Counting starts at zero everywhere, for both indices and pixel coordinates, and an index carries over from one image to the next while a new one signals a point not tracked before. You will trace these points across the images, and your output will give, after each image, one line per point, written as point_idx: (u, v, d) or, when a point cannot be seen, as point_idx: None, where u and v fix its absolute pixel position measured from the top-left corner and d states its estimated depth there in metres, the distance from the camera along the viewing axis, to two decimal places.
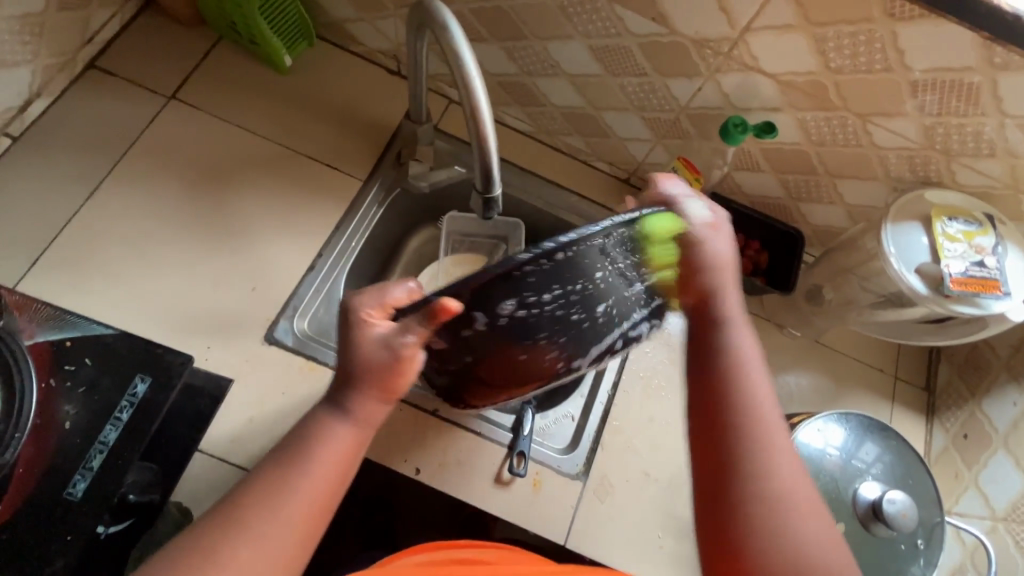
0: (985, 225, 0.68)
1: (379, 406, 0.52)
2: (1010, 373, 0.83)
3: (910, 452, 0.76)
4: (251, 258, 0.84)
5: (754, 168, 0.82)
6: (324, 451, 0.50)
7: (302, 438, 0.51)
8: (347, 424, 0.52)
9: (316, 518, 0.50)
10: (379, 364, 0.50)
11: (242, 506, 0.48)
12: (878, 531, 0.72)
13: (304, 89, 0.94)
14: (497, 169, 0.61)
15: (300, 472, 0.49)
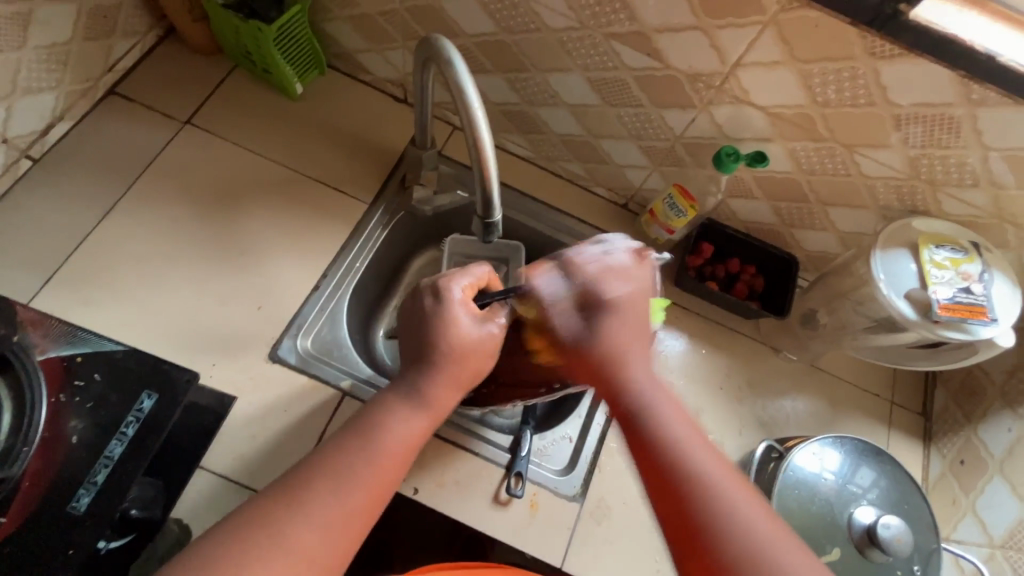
0: (971, 253, 0.70)
1: (445, 397, 0.57)
2: (1006, 400, 0.83)
3: (907, 477, 0.76)
4: (257, 277, 0.86)
5: (747, 195, 0.84)
6: (395, 433, 0.54)
7: (375, 422, 0.54)
8: (416, 408, 0.56)
9: (379, 500, 0.51)
10: (473, 342, 0.59)
11: (305, 485, 0.49)
12: (873, 556, 0.72)
13: (314, 115, 0.98)
14: (498, 195, 0.64)
15: (371, 452, 0.52)
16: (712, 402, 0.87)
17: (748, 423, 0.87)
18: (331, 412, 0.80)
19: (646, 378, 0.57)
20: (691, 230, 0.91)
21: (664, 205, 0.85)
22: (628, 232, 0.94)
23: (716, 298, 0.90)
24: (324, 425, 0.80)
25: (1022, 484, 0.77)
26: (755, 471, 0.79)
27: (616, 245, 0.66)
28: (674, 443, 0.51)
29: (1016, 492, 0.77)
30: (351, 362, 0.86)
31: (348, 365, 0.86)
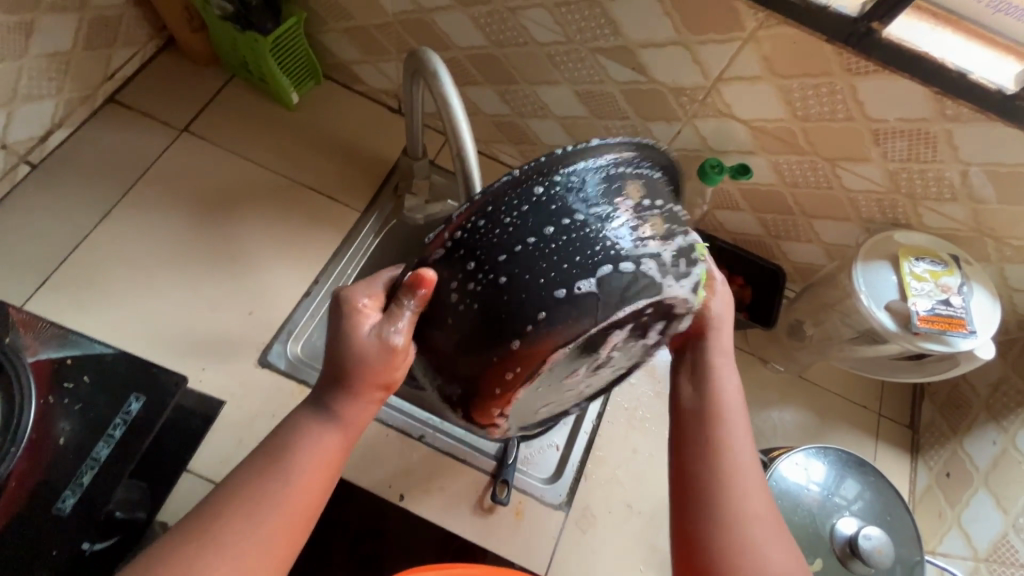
0: (950, 266, 0.71)
1: (359, 411, 0.51)
2: (990, 413, 0.82)
3: (891, 489, 0.76)
4: (250, 282, 0.87)
5: (733, 207, 0.86)
6: (306, 458, 0.49)
7: (282, 445, 0.50)
8: (327, 424, 0.50)
9: (297, 528, 0.48)
10: (371, 357, 0.48)
11: (217, 521, 0.46)
12: (856, 568, 0.71)
13: (310, 124, 1.00)
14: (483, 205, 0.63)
15: (283, 474, 0.48)
16: None
17: None
18: None
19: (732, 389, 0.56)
20: None
21: None
22: None
23: None
24: None
25: (1004, 496, 0.76)
26: None
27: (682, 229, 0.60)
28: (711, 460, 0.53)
29: (1001, 506, 0.76)
30: None
31: None
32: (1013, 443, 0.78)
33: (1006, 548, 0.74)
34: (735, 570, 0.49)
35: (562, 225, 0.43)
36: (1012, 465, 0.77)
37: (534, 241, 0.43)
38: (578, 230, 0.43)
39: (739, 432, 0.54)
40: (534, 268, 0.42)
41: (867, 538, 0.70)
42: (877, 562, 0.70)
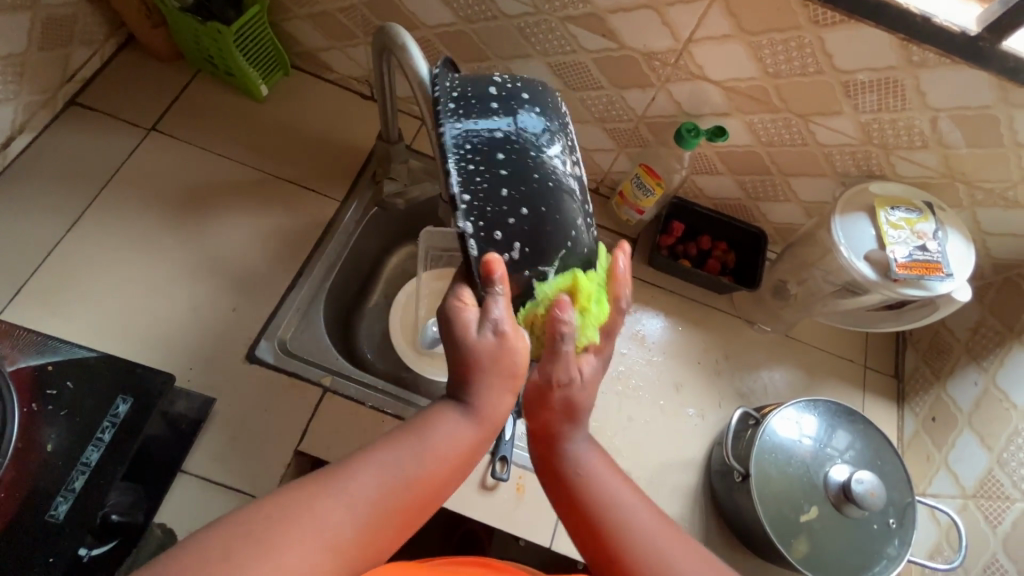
0: (925, 213, 0.72)
1: (497, 407, 0.51)
2: (970, 355, 0.85)
3: (878, 434, 0.79)
4: (233, 279, 0.86)
5: (712, 171, 0.87)
6: (441, 442, 0.49)
7: (422, 421, 0.50)
8: (464, 419, 0.50)
9: (419, 507, 0.47)
10: (488, 349, 0.49)
11: (357, 477, 0.46)
12: (851, 513, 0.73)
13: (282, 116, 0.98)
14: None
15: (418, 453, 0.48)
16: (692, 376, 0.89)
17: (728, 395, 0.89)
18: (312, 409, 0.81)
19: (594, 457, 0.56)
20: (661, 210, 0.93)
21: (632, 185, 0.87)
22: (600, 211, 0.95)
23: (689, 275, 0.92)
24: (305, 422, 0.80)
25: (989, 434, 0.78)
26: (733, 439, 0.80)
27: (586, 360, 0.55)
28: (623, 527, 0.52)
29: (985, 443, 0.78)
30: (331, 358, 0.86)
31: (326, 361, 0.85)
32: (994, 382, 0.80)
33: (993, 483, 0.76)
34: None
35: (513, 174, 0.50)
36: (994, 404, 0.79)
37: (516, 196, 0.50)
38: (523, 161, 0.51)
39: (630, 499, 0.54)
40: (540, 223, 0.51)
41: (859, 482, 0.72)
42: (871, 505, 0.72)
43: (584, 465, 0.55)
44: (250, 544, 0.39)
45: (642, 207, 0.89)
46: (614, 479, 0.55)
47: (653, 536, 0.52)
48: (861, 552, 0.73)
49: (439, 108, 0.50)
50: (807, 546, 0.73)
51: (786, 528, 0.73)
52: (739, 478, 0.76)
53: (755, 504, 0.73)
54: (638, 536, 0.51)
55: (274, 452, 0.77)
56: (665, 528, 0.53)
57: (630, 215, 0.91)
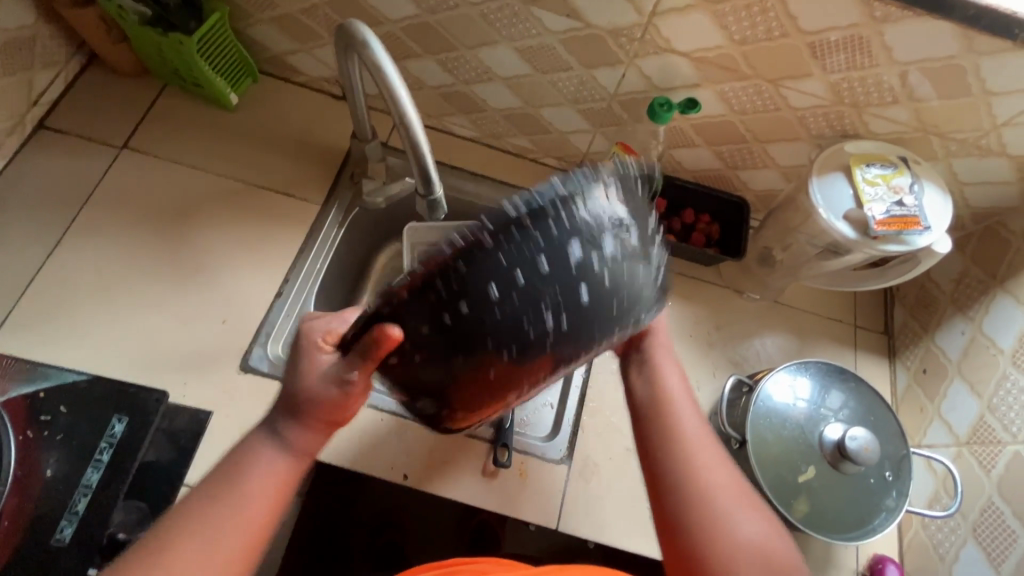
0: (900, 167, 0.72)
1: (313, 435, 0.53)
2: (957, 305, 0.86)
3: (870, 390, 0.80)
4: (220, 292, 0.85)
5: (689, 143, 0.87)
6: (263, 463, 0.52)
7: (245, 450, 0.52)
8: (278, 451, 0.52)
9: (258, 527, 0.50)
10: (329, 399, 0.51)
11: (174, 541, 0.47)
12: (847, 469, 0.75)
13: (255, 124, 0.97)
14: (435, 169, 0.66)
15: (237, 496, 0.50)
16: (685, 349, 0.89)
17: (722, 365, 0.89)
18: None
19: (671, 373, 0.62)
20: None
21: None
22: None
23: (674, 250, 0.92)
24: None
25: (978, 381, 0.80)
26: (728, 407, 0.81)
27: None
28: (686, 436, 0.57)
29: (975, 390, 0.80)
30: None
31: None
32: (981, 331, 0.81)
33: (984, 429, 0.77)
34: (715, 524, 0.53)
35: (504, 309, 0.38)
36: (981, 352, 0.80)
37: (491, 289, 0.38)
38: (520, 326, 0.38)
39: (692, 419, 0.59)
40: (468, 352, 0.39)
41: (853, 439, 0.73)
42: (865, 460, 0.73)
43: (662, 377, 0.61)
44: None
45: None
46: (684, 396, 0.61)
47: (705, 452, 0.57)
48: (859, 507, 0.75)
49: (533, 194, 0.37)
50: (808, 506, 0.74)
51: (785, 489, 0.74)
52: (737, 444, 0.77)
53: (753, 468, 0.74)
54: (700, 451, 0.57)
55: None
56: (722, 455, 0.58)
57: None
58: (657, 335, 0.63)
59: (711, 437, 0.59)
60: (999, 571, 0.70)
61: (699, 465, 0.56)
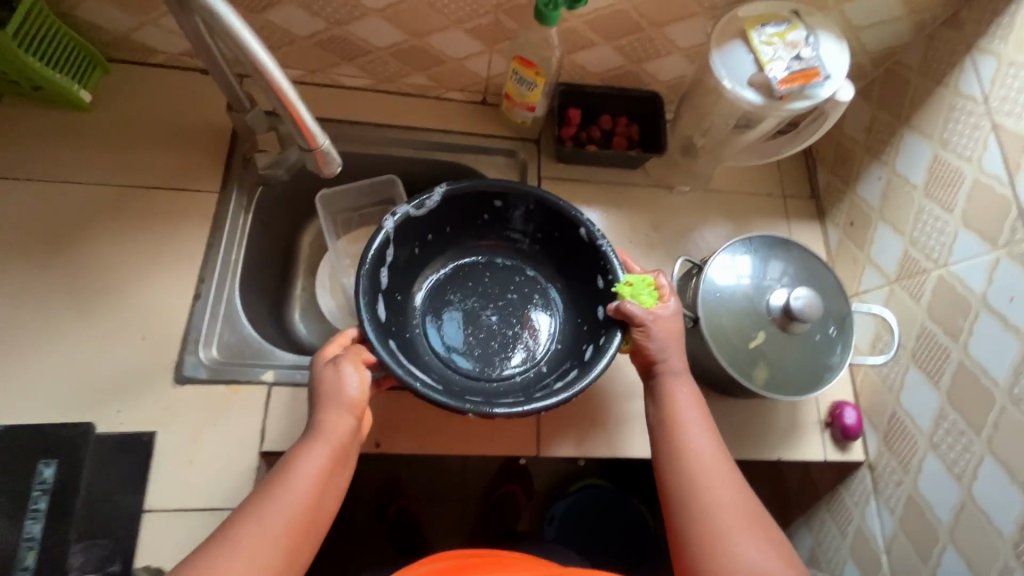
0: (794, 22, 0.70)
1: (335, 422, 0.63)
2: (871, 154, 0.88)
3: (805, 253, 0.83)
4: (129, 308, 0.78)
5: (587, 44, 0.83)
6: (299, 473, 0.60)
7: (286, 464, 0.61)
8: (315, 445, 0.62)
9: (302, 532, 0.59)
10: (326, 382, 0.65)
11: (236, 530, 0.57)
12: (796, 329, 0.77)
13: (120, 118, 0.87)
14: (311, 118, 0.60)
15: (285, 488, 0.59)
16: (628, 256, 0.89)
17: (667, 263, 0.90)
18: (263, 409, 0.77)
19: (691, 410, 0.68)
20: (553, 102, 0.90)
21: (515, 83, 0.84)
22: (496, 123, 0.95)
23: (599, 158, 0.90)
24: (261, 425, 0.77)
25: (898, 220, 0.83)
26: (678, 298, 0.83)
27: (664, 310, 0.71)
28: (699, 467, 0.65)
29: (898, 229, 0.83)
30: (267, 354, 0.82)
31: (266, 358, 0.82)
32: (895, 172, 0.84)
33: (911, 263, 0.80)
34: (713, 541, 0.61)
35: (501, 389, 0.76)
36: (898, 191, 0.83)
37: (475, 284, 0.87)
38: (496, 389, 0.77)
39: (710, 453, 0.66)
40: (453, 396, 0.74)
41: (797, 299, 0.76)
42: (810, 317, 0.76)
43: (678, 409, 0.68)
44: None
45: (532, 103, 0.87)
46: (704, 430, 0.67)
47: (716, 482, 0.64)
48: (812, 363, 0.78)
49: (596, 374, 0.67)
50: (766, 371, 0.77)
51: (742, 362, 0.77)
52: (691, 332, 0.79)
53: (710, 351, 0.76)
54: (710, 475, 0.64)
55: (239, 463, 0.74)
56: (732, 481, 0.64)
57: (523, 115, 0.89)
58: (670, 356, 0.70)
59: (723, 464, 0.65)
60: (938, 386, 0.75)
61: (711, 494, 0.63)
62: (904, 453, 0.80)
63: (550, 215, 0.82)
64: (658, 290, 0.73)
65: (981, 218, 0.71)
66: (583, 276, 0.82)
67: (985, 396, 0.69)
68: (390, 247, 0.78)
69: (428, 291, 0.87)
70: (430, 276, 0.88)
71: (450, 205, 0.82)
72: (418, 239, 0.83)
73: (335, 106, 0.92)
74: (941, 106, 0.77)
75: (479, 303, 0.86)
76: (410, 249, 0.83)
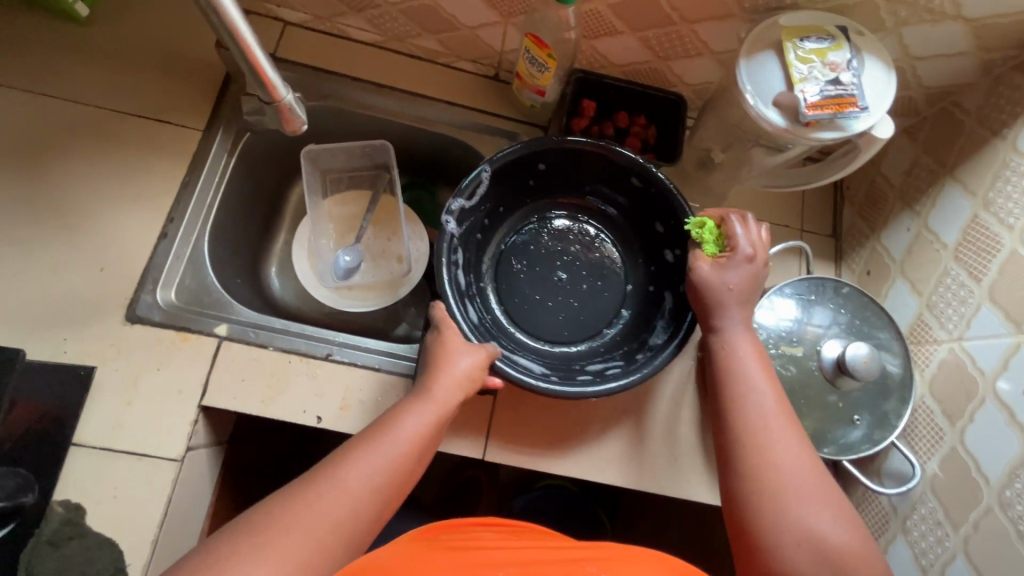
0: (839, 40, 0.61)
1: (449, 392, 0.64)
2: (904, 201, 0.80)
3: (864, 298, 0.74)
4: (93, 237, 0.76)
5: (610, 31, 0.76)
6: (404, 431, 0.59)
7: (391, 420, 0.61)
8: (422, 408, 0.62)
9: (399, 489, 0.57)
10: (450, 352, 0.66)
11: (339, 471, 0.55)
12: (843, 384, 0.70)
13: (117, 38, 0.83)
14: (273, 68, 0.56)
15: (393, 442, 0.58)
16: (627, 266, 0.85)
17: None
18: (211, 363, 0.75)
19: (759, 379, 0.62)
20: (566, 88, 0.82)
21: (525, 62, 0.78)
22: (504, 102, 0.89)
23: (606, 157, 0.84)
24: (205, 378, 0.74)
25: (919, 279, 0.75)
26: None
27: (728, 258, 0.66)
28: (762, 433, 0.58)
29: (915, 289, 0.75)
30: (225, 306, 0.80)
31: (224, 312, 0.79)
32: (926, 226, 0.75)
33: (921, 328, 0.73)
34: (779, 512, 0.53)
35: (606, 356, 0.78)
36: (925, 247, 0.75)
37: (552, 240, 0.86)
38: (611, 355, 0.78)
39: (778, 426, 0.59)
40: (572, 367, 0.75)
41: (852, 351, 0.67)
42: (865, 375, 0.67)
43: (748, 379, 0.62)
44: (225, 550, 0.46)
45: (541, 86, 0.80)
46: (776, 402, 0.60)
47: (782, 449, 0.57)
48: (842, 428, 0.70)
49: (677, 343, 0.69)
50: (819, 425, 0.71)
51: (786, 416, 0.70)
52: None
53: None
54: (774, 436, 0.58)
55: (175, 414, 0.72)
56: (803, 457, 0.57)
57: (531, 97, 0.83)
58: (721, 303, 0.65)
59: (785, 424, 0.59)
60: (924, 468, 0.69)
61: (773, 460, 0.56)
62: (873, 529, 0.73)
63: (611, 164, 0.79)
64: (727, 240, 0.67)
65: (1009, 295, 0.63)
66: (646, 217, 0.82)
67: (971, 491, 0.62)
68: (455, 250, 0.76)
69: (490, 267, 0.84)
70: (494, 247, 0.85)
71: (494, 184, 0.79)
72: (475, 230, 0.80)
73: (343, 59, 0.87)
74: (993, 161, 0.68)
75: (544, 265, 0.85)
76: (471, 237, 0.80)
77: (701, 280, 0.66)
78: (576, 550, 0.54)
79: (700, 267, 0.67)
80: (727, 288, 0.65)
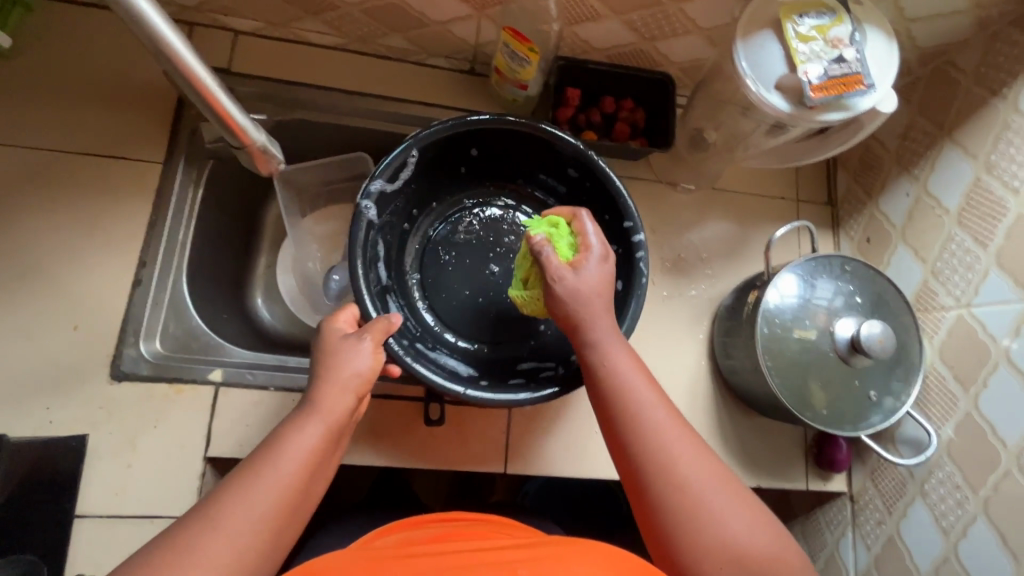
0: (838, 13, 0.59)
1: (339, 400, 0.53)
2: (901, 164, 0.78)
3: (869, 270, 0.73)
4: (60, 294, 0.70)
5: (592, 16, 0.72)
6: (287, 455, 0.49)
7: (272, 445, 0.50)
8: (307, 424, 0.51)
9: (285, 524, 0.47)
10: (337, 353, 0.55)
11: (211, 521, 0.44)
12: (857, 361, 0.70)
13: (50, 68, 0.75)
14: (210, 76, 0.51)
15: (272, 471, 0.48)
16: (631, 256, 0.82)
17: (660, 270, 0.83)
18: (209, 411, 0.71)
19: (638, 384, 0.54)
20: (549, 78, 0.78)
21: (505, 57, 0.72)
22: (483, 98, 0.84)
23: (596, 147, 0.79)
24: (206, 428, 0.71)
25: (922, 246, 0.75)
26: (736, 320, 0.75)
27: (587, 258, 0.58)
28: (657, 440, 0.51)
29: (919, 256, 0.75)
30: (214, 348, 0.75)
31: (214, 354, 0.75)
32: (926, 191, 0.74)
33: (927, 295, 0.73)
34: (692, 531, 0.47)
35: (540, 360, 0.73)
36: (927, 213, 0.74)
37: (481, 231, 0.82)
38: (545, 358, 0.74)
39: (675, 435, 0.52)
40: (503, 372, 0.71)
41: (867, 331, 0.67)
42: (880, 352, 0.67)
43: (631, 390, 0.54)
44: None
45: (524, 81, 0.75)
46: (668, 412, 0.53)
47: (678, 460, 0.50)
48: (855, 403, 0.70)
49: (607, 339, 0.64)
50: (821, 395, 0.70)
51: (797, 401, 0.70)
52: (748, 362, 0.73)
53: (770, 384, 0.69)
54: (673, 446, 0.51)
55: (181, 470, 0.69)
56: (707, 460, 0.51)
57: (512, 92, 0.77)
58: (589, 308, 0.56)
59: (681, 431, 0.52)
60: (939, 433, 0.70)
61: (676, 477, 0.49)
62: (890, 494, 0.75)
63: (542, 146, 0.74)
64: (579, 238, 0.60)
65: (1018, 260, 0.63)
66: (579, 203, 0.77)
67: (988, 454, 0.64)
68: (377, 240, 0.71)
69: (415, 254, 0.80)
70: (420, 240, 0.81)
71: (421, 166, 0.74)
72: (398, 216, 0.76)
73: (304, 65, 0.81)
74: (993, 123, 0.67)
75: (474, 256, 0.81)
76: (394, 223, 0.76)
77: (570, 291, 0.57)
78: (509, 552, 0.45)
79: (561, 274, 0.57)
80: (594, 292, 0.57)
